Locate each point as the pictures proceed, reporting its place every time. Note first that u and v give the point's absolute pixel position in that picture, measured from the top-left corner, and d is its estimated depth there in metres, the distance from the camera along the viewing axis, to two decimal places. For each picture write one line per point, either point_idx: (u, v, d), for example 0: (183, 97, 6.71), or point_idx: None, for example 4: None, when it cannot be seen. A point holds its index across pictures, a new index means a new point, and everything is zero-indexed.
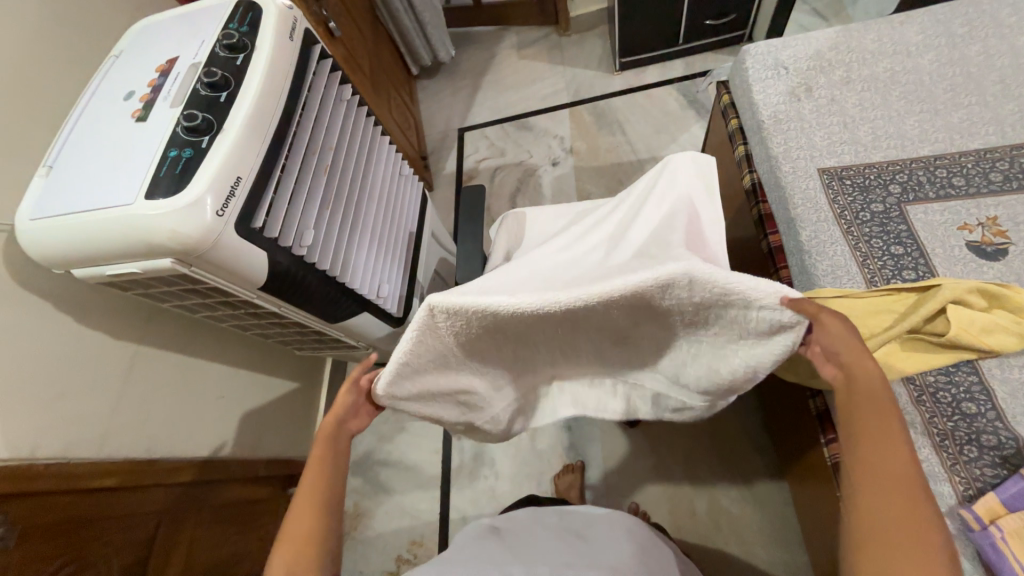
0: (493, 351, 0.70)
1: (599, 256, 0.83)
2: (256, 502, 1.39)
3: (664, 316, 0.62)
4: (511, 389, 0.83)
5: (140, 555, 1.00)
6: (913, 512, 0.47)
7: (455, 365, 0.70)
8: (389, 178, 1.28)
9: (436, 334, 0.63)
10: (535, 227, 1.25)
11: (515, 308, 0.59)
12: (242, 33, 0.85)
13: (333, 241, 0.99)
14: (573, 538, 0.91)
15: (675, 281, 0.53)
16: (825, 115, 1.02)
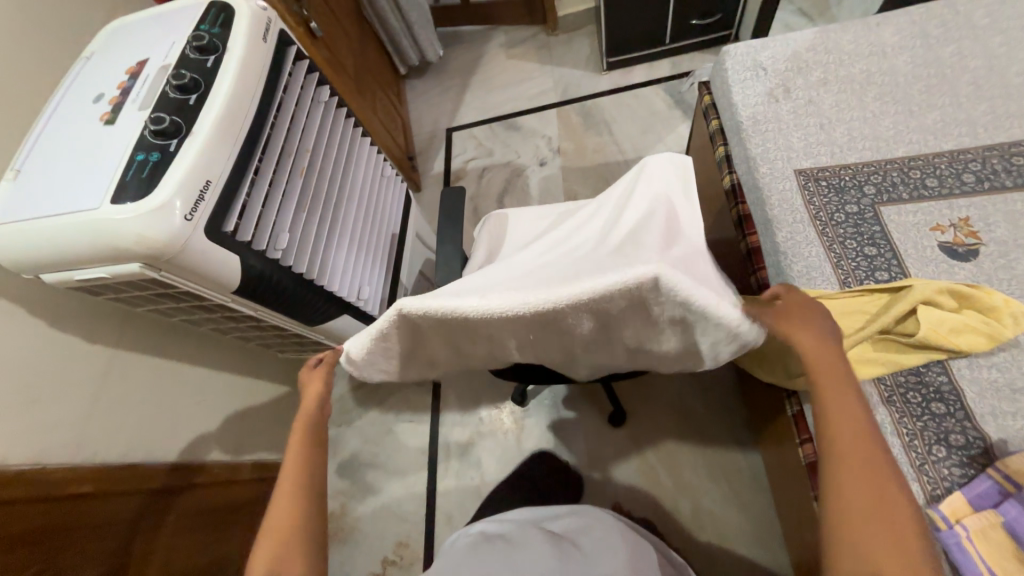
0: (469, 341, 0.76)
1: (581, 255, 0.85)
2: (240, 505, 1.38)
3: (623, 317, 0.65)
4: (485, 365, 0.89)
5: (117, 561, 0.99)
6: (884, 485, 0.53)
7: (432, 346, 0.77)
8: (371, 179, 1.27)
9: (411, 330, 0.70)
10: (518, 228, 1.25)
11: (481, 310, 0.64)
12: (214, 35, 0.85)
13: (310, 243, 0.98)
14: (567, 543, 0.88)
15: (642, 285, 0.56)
16: (802, 116, 1.03)
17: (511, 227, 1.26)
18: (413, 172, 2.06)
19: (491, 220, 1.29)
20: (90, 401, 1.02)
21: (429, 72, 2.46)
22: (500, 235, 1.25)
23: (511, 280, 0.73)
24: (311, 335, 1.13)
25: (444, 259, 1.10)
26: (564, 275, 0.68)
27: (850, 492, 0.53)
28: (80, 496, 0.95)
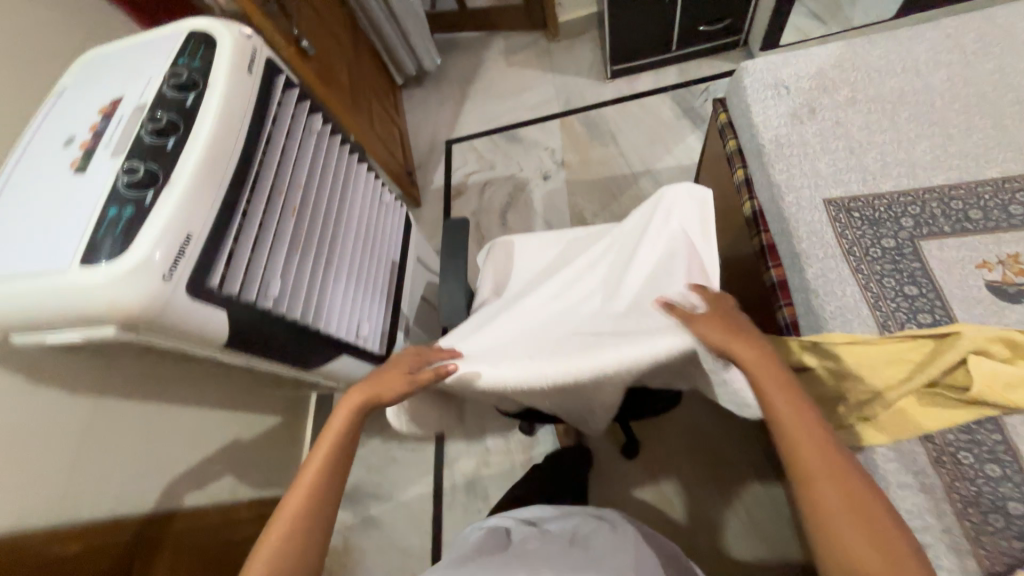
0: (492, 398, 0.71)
1: (601, 301, 0.78)
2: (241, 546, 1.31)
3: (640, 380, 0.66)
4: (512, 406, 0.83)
5: None
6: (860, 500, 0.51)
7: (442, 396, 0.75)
8: (369, 207, 1.20)
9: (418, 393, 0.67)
10: (526, 257, 1.18)
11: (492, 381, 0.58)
12: (194, 69, 0.78)
13: (304, 286, 0.92)
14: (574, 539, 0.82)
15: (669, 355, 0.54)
16: (830, 139, 0.96)
17: (518, 256, 1.19)
18: (412, 187, 1.99)
19: (497, 248, 1.22)
20: (75, 455, 0.96)
21: (427, 81, 2.38)
22: (508, 265, 1.19)
23: (526, 339, 0.68)
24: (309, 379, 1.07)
25: (447, 296, 1.02)
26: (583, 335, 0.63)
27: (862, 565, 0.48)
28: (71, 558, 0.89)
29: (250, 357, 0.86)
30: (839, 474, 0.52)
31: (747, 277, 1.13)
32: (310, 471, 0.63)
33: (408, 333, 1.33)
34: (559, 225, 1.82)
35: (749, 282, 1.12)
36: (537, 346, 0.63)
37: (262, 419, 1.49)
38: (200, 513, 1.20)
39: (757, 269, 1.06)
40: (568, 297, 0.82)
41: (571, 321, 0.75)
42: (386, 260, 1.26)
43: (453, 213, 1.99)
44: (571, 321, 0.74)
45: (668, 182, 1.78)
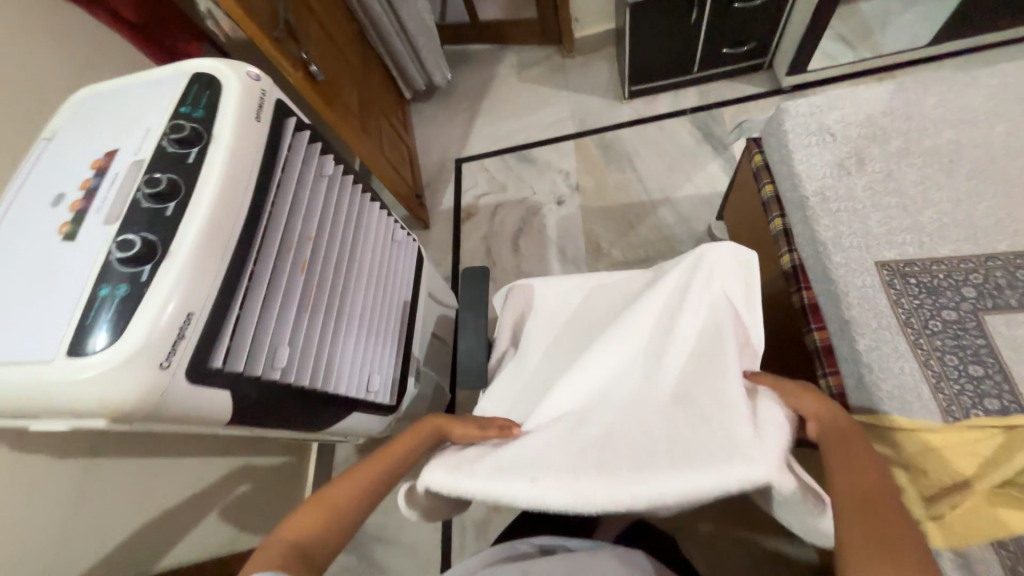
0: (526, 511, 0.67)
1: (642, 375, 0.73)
2: None
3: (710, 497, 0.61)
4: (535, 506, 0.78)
5: None
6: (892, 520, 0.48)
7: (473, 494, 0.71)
8: (382, 249, 1.13)
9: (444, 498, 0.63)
10: (549, 303, 1.11)
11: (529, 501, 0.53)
12: (198, 120, 0.71)
13: (313, 347, 0.85)
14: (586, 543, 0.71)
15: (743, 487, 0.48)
16: (880, 194, 0.89)
17: (538, 302, 1.11)
18: (421, 210, 1.92)
19: (515, 292, 1.13)
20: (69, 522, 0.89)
21: (436, 96, 2.31)
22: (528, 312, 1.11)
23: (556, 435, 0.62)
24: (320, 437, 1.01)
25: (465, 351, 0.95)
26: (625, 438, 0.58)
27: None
28: None
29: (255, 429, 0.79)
30: (877, 509, 0.49)
31: (783, 330, 1.06)
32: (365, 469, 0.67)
33: (418, 378, 1.26)
34: (574, 253, 1.75)
35: (785, 336, 1.05)
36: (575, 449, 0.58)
37: (263, 459, 1.43)
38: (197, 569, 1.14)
39: (795, 326, 0.99)
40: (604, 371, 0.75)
41: (605, 409, 0.69)
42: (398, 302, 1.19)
43: (463, 236, 1.92)
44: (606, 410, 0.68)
45: (688, 211, 1.71)
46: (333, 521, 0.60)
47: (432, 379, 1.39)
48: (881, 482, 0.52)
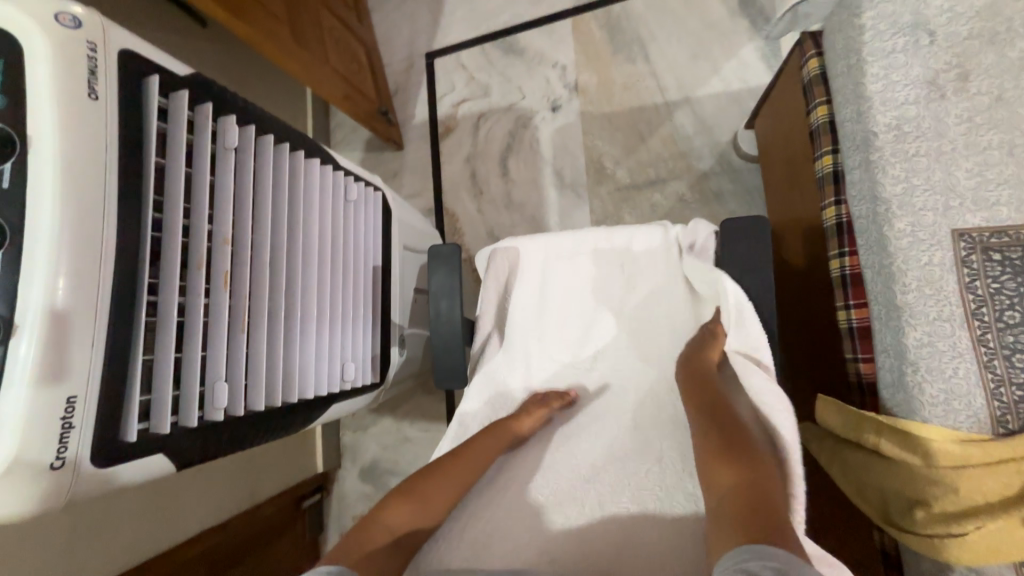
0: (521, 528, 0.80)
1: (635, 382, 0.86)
2: (279, 537, 1.40)
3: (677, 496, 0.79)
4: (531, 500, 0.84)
5: None
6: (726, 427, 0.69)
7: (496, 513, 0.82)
8: (336, 216, 0.94)
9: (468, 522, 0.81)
10: (538, 270, 0.93)
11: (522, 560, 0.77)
12: (3, 116, 0.50)
13: (262, 365, 0.75)
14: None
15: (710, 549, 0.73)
16: (977, 132, 0.66)
17: (524, 269, 0.94)
18: (391, 127, 1.61)
19: (498, 258, 0.94)
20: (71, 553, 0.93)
21: None
22: (513, 281, 0.94)
23: (537, 515, 0.80)
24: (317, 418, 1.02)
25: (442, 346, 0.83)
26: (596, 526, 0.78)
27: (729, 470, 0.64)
28: None
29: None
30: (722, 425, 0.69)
31: (813, 288, 0.90)
32: (455, 466, 0.80)
33: (403, 344, 1.17)
34: (572, 176, 1.50)
35: (813, 295, 0.89)
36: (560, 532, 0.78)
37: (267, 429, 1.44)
38: (224, 525, 1.25)
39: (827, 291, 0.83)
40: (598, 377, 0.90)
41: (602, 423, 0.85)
42: (369, 272, 1.04)
43: (443, 157, 1.64)
44: (570, 465, 0.84)
45: (711, 115, 1.40)
46: (416, 516, 0.76)
47: (421, 336, 1.30)
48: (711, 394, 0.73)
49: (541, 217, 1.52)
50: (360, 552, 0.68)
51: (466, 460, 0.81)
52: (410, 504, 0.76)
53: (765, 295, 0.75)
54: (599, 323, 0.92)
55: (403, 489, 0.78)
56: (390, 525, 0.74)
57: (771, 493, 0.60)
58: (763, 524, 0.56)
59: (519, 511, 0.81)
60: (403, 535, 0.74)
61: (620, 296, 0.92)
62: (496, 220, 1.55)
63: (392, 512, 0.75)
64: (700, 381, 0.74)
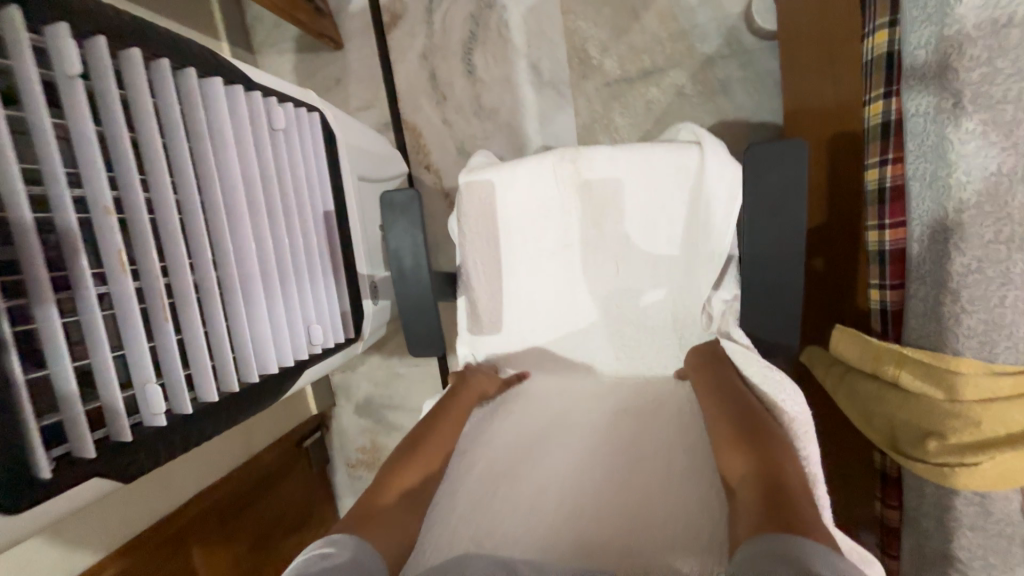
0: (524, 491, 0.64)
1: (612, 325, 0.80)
2: (286, 474, 1.44)
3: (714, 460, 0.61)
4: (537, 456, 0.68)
5: None
6: (728, 409, 0.60)
7: (497, 473, 0.67)
8: (265, 155, 0.75)
9: (467, 476, 0.67)
10: (518, 205, 0.80)
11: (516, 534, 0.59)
12: None
13: (203, 349, 0.64)
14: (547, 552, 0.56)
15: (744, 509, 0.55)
16: None
17: (501, 203, 0.80)
18: (324, 20, 1.28)
19: (470, 198, 0.81)
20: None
21: None
22: (489, 221, 0.81)
23: (528, 449, 0.70)
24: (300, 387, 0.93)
25: (414, 312, 0.71)
26: (604, 447, 0.67)
27: (738, 451, 0.55)
28: None
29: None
30: (726, 408, 0.60)
31: (852, 202, 0.78)
32: (440, 431, 0.71)
33: (377, 294, 1.03)
34: (552, 71, 1.25)
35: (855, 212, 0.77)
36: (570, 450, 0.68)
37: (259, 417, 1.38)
38: (230, 478, 1.25)
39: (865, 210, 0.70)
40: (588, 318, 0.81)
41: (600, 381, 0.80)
42: (321, 219, 0.88)
43: (394, 55, 1.34)
44: (549, 407, 0.76)
45: None
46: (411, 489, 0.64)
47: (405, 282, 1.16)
48: (719, 381, 0.65)
49: (519, 125, 1.29)
50: (365, 526, 0.57)
51: (447, 427, 0.72)
52: (414, 465, 0.66)
53: (792, 239, 0.60)
54: (592, 261, 0.79)
55: (398, 459, 0.67)
56: (393, 490, 0.63)
57: (793, 476, 0.50)
58: (789, 510, 0.46)
59: (509, 449, 0.70)
60: (415, 492, 0.64)
61: (615, 228, 0.78)
62: (466, 132, 1.33)
63: (390, 479, 0.64)
64: (709, 367, 0.68)
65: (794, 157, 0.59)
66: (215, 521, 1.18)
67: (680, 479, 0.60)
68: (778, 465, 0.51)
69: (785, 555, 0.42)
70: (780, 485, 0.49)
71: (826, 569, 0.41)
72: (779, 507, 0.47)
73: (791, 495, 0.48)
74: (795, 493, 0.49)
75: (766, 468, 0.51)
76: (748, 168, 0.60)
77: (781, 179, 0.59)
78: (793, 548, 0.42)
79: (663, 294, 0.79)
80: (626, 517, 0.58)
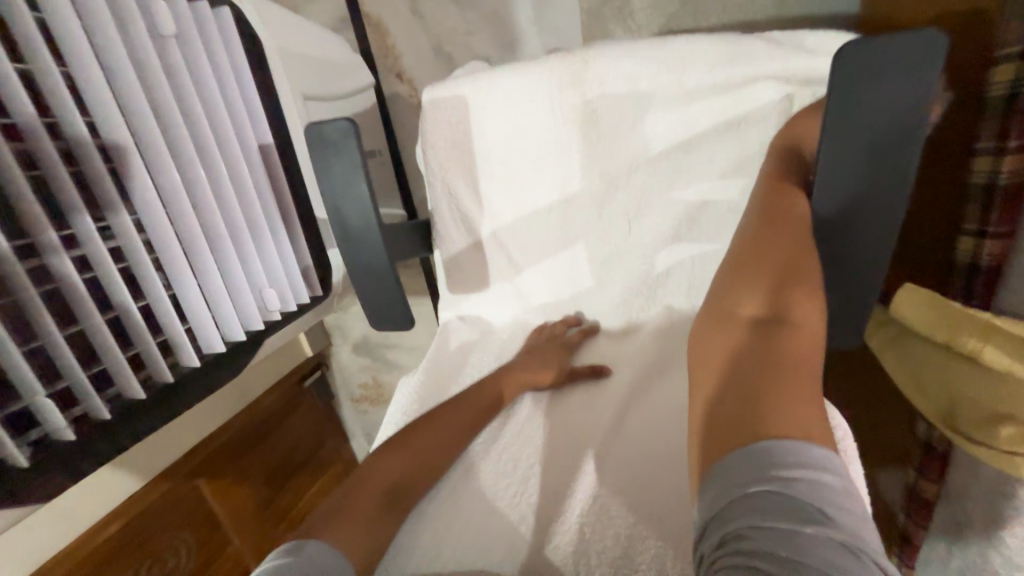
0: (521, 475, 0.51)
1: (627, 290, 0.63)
2: (297, 408, 1.15)
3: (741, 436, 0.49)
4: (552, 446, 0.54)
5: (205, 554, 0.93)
6: (781, 237, 0.42)
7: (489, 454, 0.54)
8: (164, 97, 0.62)
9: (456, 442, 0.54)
10: (502, 129, 0.61)
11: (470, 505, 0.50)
12: None
13: (110, 344, 0.57)
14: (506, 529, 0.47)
15: None
16: None
17: (480, 128, 0.61)
18: None
19: (440, 120, 0.62)
20: None
21: None
22: (463, 153, 0.63)
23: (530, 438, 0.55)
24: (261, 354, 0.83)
25: (369, 282, 0.57)
26: (634, 413, 0.53)
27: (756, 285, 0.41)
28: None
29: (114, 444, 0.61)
30: (771, 228, 0.43)
31: (948, 121, 0.56)
32: (465, 410, 0.56)
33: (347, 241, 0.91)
34: None
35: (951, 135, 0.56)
36: (591, 430, 0.53)
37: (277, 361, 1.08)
38: (254, 409, 1.03)
39: (980, 128, 0.52)
40: (587, 281, 0.65)
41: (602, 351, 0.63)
42: (259, 165, 0.74)
43: None
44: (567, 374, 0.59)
45: None
46: (410, 471, 0.51)
47: (400, 219, 0.96)
48: (789, 201, 0.44)
49: (509, 7, 0.91)
50: (344, 522, 0.46)
51: (474, 402, 0.57)
52: (421, 438, 0.53)
53: (886, 199, 0.42)
54: (597, 211, 0.62)
55: (403, 437, 0.54)
56: (386, 479, 0.50)
57: (804, 347, 0.38)
58: (773, 391, 0.35)
59: (501, 438, 0.56)
60: (410, 475, 0.51)
61: (628, 163, 0.59)
62: (442, 24, 0.92)
63: (390, 454, 0.52)
64: (783, 183, 0.46)
65: (915, 69, 0.38)
66: (226, 460, 0.98)
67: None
68: (799, 340, 0.38)
69: (752, 466, 0.32)
70: (790, 356, 0.37)
71: (807, 503, 0.30)
72: (770, 378, 0.36)
73: (793, 366, 0.36)
74: (800, 366, 0.37)
75: (770, 328, 0.38)
76: (834, 92, 0.40)
77: (879, 103, 0.39)
78: (767, 452, 0.32)
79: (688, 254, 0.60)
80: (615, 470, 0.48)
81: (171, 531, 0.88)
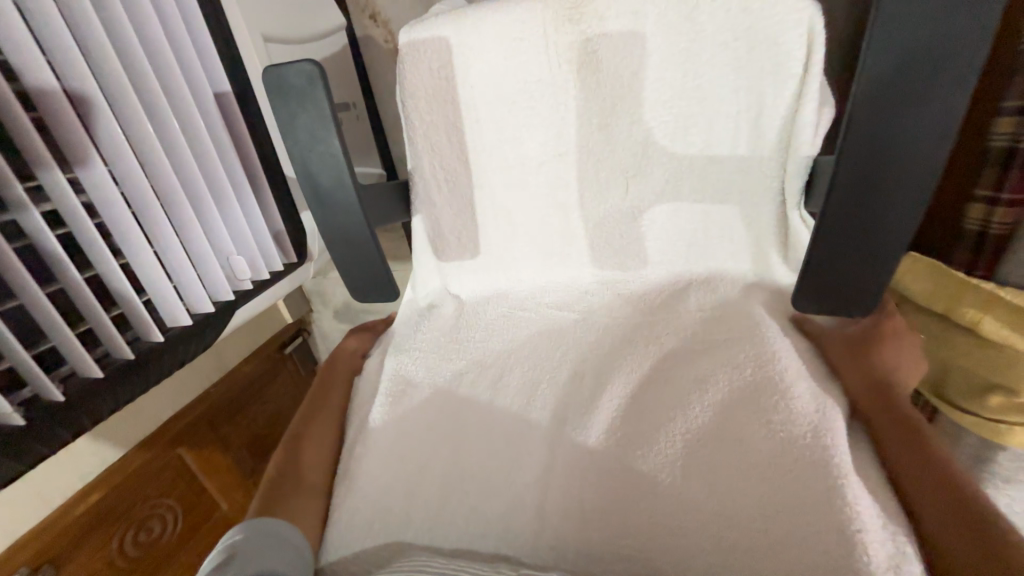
0: (566, 460, 0.47)
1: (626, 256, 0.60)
2: (280, 371, 1.09)
3: (758, 405, 0.44)
4: (563, 414, 0.50)
5: (194, 518, 0.90)
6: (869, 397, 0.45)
7: (500, 428, 0.50)
8: (99, 39, 0.54)
9: (452, 426, 0.51)
10: (491, 77, 0.54)
11: (491, 492, 0.46)
12: None
13: (58, 324, 0.53)
14: (600, 533, 0.42)
15: (817, 477, 0.39)
16: None
17: (468, 76, 0.55)
18: None
19: (421, 66, 0.55)
20: None
21: None
22: (450, 104, 0.57)
23: (525, 407, 0.51)
24: (234, 326, 0.76)
25: (346, 251, 0.52)
26: (648, 401, 0.49)
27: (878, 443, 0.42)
28: (110, 543, 0.75)
29: (72, 425, 0.57)
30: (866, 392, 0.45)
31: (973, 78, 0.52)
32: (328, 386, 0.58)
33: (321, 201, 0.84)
34: None
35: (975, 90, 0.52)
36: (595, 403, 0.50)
37: (256, 328, 1.03)
38: (232, 375, 0.96)
39: (1008, 85, 0.50)
40: (580, 248, 0.61)
41: (593, 317, 0.59)
42: (220, 123, 0.69)
43: None
44: (566, 343, 0.57)
45: None
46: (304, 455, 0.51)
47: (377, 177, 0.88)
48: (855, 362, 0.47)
49: None
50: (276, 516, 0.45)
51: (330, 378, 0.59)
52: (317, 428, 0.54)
53: (923, 155, 0.38)
54: (595, 172, 0.57)
55: (297, 430, 0.53)
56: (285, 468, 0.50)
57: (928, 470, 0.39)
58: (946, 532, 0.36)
59: (499, 404, 0.52)
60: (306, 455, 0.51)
61: (630, 118, 0.54)
62: None
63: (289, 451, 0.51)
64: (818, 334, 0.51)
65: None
66: (206, 425, 0.92)
67: (766, 459, 0.41)
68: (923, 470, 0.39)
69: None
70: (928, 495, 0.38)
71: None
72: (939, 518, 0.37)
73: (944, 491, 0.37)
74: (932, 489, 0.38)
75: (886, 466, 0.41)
76: (880, 31, 0.35)
77: (917, 52, 0.35)
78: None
79: (690, 217, 0.57)
80: (673, 485, 0.43)
81: (153, 500, 0.82)
